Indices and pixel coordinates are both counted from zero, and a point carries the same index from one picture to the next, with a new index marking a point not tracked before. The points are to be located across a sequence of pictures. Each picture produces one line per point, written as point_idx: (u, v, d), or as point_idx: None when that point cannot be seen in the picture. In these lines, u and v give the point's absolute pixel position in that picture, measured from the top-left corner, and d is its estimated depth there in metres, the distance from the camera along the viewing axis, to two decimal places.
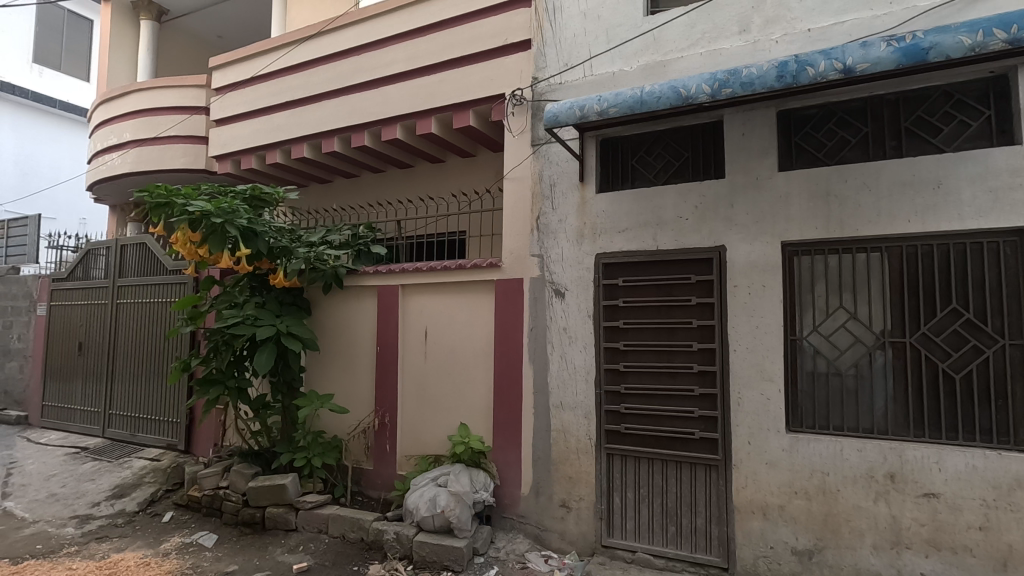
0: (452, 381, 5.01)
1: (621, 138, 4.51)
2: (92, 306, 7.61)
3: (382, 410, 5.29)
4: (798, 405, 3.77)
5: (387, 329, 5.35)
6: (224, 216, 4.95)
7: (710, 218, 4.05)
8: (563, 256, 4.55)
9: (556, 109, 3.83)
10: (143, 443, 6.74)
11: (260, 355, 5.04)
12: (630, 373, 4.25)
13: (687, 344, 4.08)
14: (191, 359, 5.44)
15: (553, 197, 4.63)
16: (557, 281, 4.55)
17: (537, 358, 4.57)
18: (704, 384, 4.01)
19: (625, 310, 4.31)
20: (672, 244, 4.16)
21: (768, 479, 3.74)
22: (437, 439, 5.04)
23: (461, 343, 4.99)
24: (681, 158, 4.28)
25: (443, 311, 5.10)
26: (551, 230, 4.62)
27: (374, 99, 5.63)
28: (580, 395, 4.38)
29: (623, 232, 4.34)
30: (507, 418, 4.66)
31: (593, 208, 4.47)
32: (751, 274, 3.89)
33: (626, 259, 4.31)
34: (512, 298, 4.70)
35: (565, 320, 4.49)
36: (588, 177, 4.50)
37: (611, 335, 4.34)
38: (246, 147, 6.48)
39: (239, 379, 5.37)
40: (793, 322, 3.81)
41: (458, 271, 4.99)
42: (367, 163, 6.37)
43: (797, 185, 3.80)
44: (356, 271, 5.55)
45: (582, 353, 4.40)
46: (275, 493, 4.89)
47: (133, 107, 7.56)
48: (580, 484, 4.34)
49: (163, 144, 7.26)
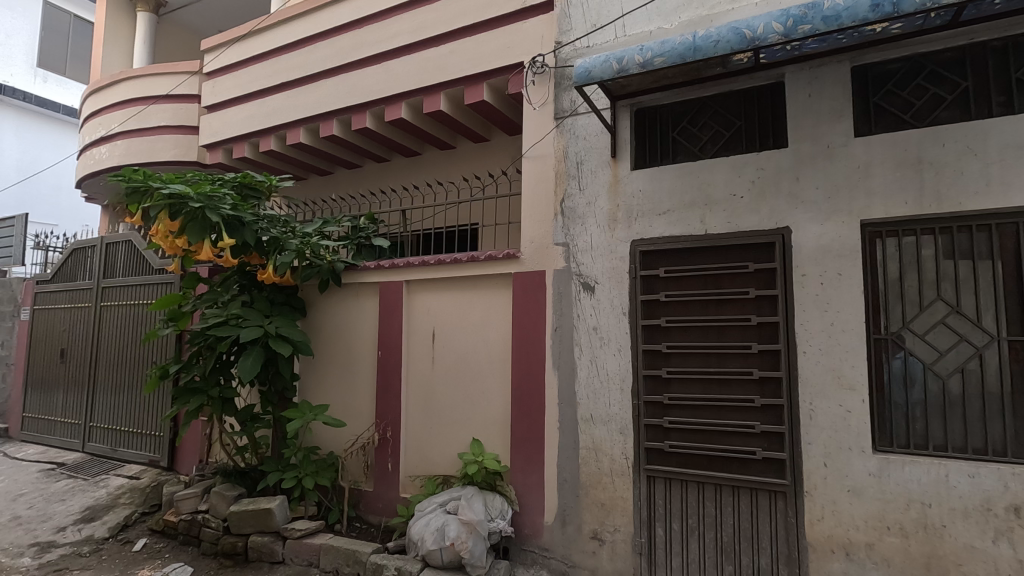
0: (462, 390, 4.37)
1: (659, 107, 3.89)
2: (75, 310, 7.07)
3: (383, 424, 4.65)
4: (885, 420, 3.09)
5: (389, 332, 4.72)
6: (206, 202, 4.36)
7: (770, 194, 3.40)
8: (593, 243, 3.91)
9: (588, 64, 3.23)
10: (124, 459, 6.15)
11: (244, 360, 4.41)
12: (675, 381, 3.59)
13: (742, 345, 3.41)
14: (170, 366, 4.84)
15: (581, 176, 4.01)
16: (586, 273, 3.91)
17: (562, 363, 3.92)
18: (765, 393, 3.33)
19: (666, 306, 3.67)
20: (724, 226, 3.51)
21: (851, 511, 3.06)
22: (446, 457, 4.39)
23: (473, 347, 4.35)
24: (732, 128, 3.65)
25: (453, 309, 4.47)
26: (577, 215, 3.99)
27: (376, 76, 5.07)
28: (614, 406, 3.73)
29: (664, 214, 3.70)
30: (528, 433, 4.00)
31: (626, 188, 3.85)
32: (824, 260, 3.23)
33: (667, 245, 3.67)
34: (532, 293, 4.07)
35: (596, 319, 3.85)
36: (620, 152, 3.89)
37: (650, 336, 3.69)
38: (238, 134, 5.93)
39: (223, 388, 4.76)
40: (877, 318, 3.13)
41: (469, 264, 4.36)
42: (370, 150, 5.79)
43: (880, 151, 3.14)
44: (356, 266, 4.96)
45: (616, 358, 3.76)
46: (260, 520, 4.24)
47: (122, 96, 7.06)
48: (615, 513, 3.67)
49: (153, 136, 6.75)
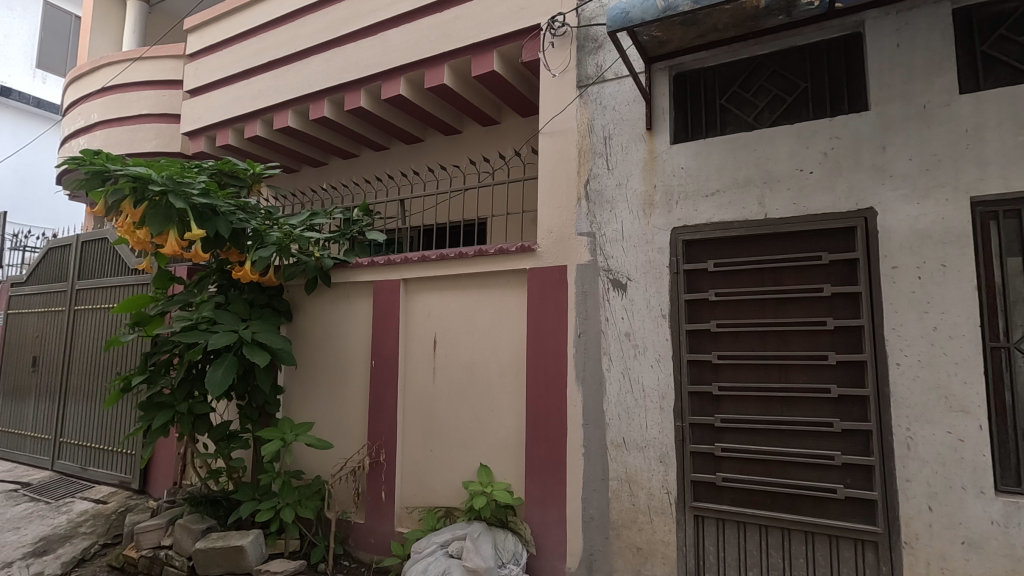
0: (469, 408, 3.72)
1: (704, 71, 3.26)
2: (47, 315, 6.50)
3: (376, 446, 4.01)
4: (1009, 452, 2.41)
5: (383, 339, 4.09)
6: (171, 186, 3.73)
7: (849, 168, 2.75)
8: (623, 232, 3.28)
9: (626, 3, 2.63)
10: (94, 479, 5.55)
11: (214, 370, 3.77)
12: (728, 399, 2.94)
13: (815, 356, 2.75)
14: (133, 377, 4.22)
15: (609, 153, 3.38)
16: (616, 268, 3.27)
17: (588, 377, 3.27)
18: (846, 416, 2.66)
19: (715, 308, 3.03)
20: (788, 210, 2.86)
21: (967, 571, 2.37)
22: (448, 486, 3.74)
23: (481, 357, 3.71)
24: (795, 91, 3.01)
25: (458, 312, 3.84)
26: (604, 199, 3.36)
27: (372, 48, 4.48)
28: (651, 429, 3.08)
29: (712, 196, 3.06)
30: (546, 460, 3.34)
31: (664, 165, 3.21)
32: (922, 248, 2.57)
33: (715, 234, 3.03)
34: (551, 292, 3.43)
35: (628, 323, 3.20)
36: (657, 124, 3.26)
37: (696, 344, 3.04)
38: (221, 119, 5.36)
39: (193, 403, 4.13)
40: (994, 322, 2.47)
41: (476, 259, 3.72)
42: (366, 135, 5.20)
43: (996, 110, 2.48)
44: (347, 263, 4.34)
45: (654, 370, 3.10)
46: (229, 560, 3.60)
47: (100, 83, 6.52)
48: (654, 560, 3.00)
49: (134, 126, 6.21)
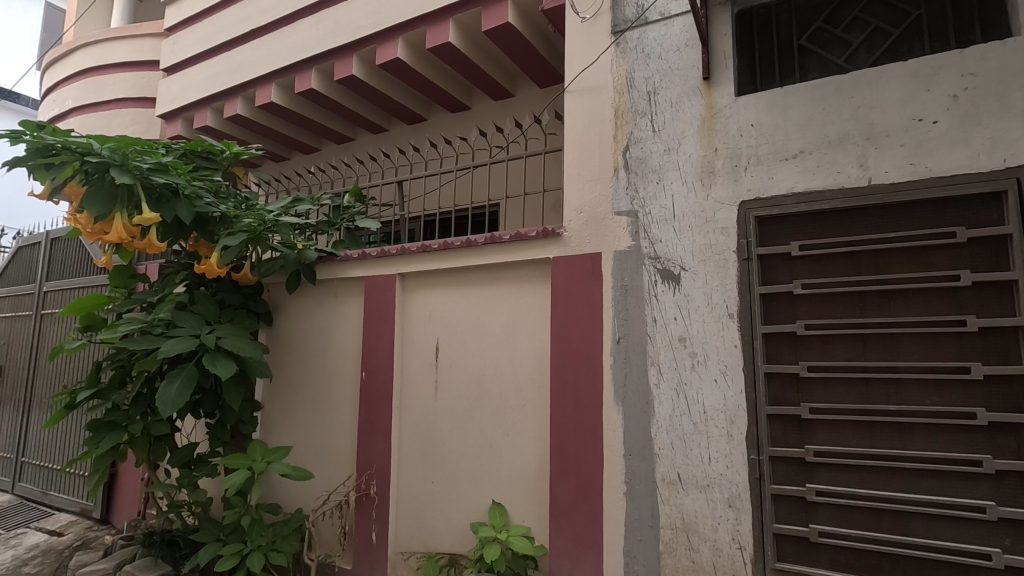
0: (478, 431, 3.02)
1: (777, 4, 2.56)
2: (14, 320, 5.90)
3: (366, 476, 3.30)
4: None
5: (376, 347, 3.41)
6: (117, 160, 3.06)
7: (992, 112, 2.03)
8: (675, 208, 2.58)
9: None
10: (54, 506, 4.90)
11: (168, 384, 3.09)
12: (822, 425, 2.23)
13: (946, 367, 2.05)
14: (81, 392, 3.57)
15: (655, 112, 2.69)
16: (666, 256, 2.57)
17: (630, 395, 2.56)
18: (996, 451, 1.95)
19: (799, 305, 2.32)
20: (903, 172, 2.15)
21: None
22: (452, 528, 3.04)
23: (493, 368, 3.02)
24: (904, 22, 2.31)
25: (465, 313, 3.15)
26: (648, 168, 2.67)
27: (365, 5, 3.84)
28: (716, 462, 2.36)
29: (794, 159, 2.36)
30: (577, 500, 2.63)
31: (727, 123, 2.51)
32: None
33: (800, 208, 2.32)
34: (583, 286, 2.73)
35: (682, 325, 2.50)
36: (717, 72, 2.56)
37: (775, 353, 2.33)
38: (199, 97, 4.74)
39: (149, 422, 3.48)
40: None
41: (488, 247, 3.03)
42: (361, 113, 4.55)
43: None
44: (335, 256, 3.66)
45: (718, 386, 2.39)
46: None
47: (73, 66, 5.93)
48: None
49: (109, 112, 5.62)
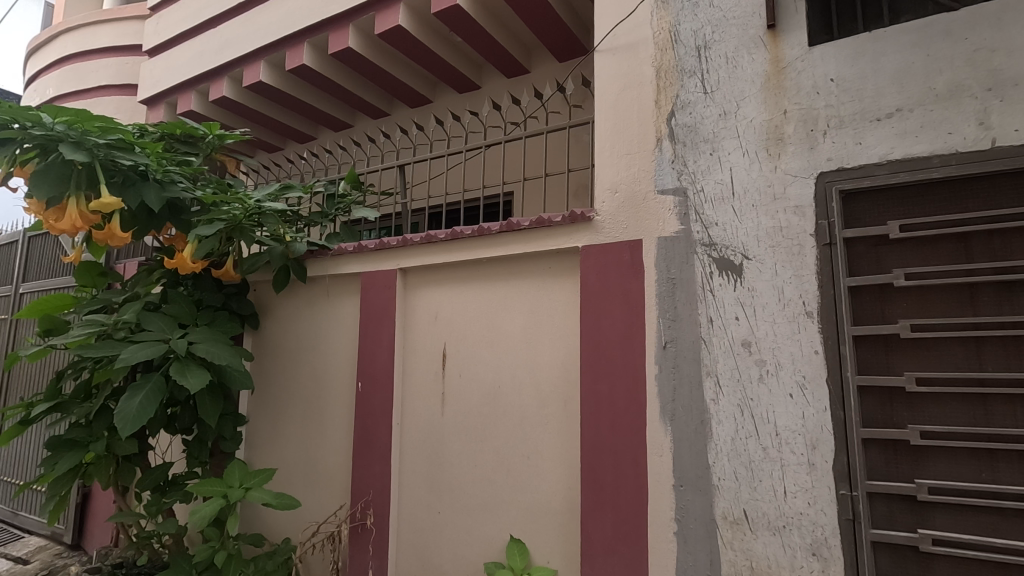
0: (492, 451, 2.56)
1: None
2: None
3: (362, 503, 2.84)
4: None
5: (373, 353, 2.96)
6: (75, 138, 2.62)
7: None
8: (733, 183, 2.12)
9: None
10: (24, 528, 4.46)
11: (129, 398, 2.64)
12: (934, 453, 1.75)
13: None
14: (38, 405, 3.10)
15: (706, 69, 2.23)
16: (724, 242, 2.10)
17: (681, 412, 2.09)
18: None
19: (899, 301, 1.84)
20: None
21: None
22: (463, 567, 2.57)
23: (510, 378, 2.56)
24: None
25: (476, 312, 2.70)
26: (697, 136, 2.21)
27: None
28: (795, 497, 1.88)
29: (888, 120, 1.89)
30: (615, 540, 2.16)
31: (799, 78, 2.05)
32: None
33: (899, 178, 1.85)
34: (620, 280, 2.27)
35: (747, 325, 2.03)
36: (784, 19, 2.11)
37: (869, 361, 1.86)
38: (184, 79, 4.33)
39: (115, 440, 3.00)
40: None
41: (504, 236, 2.57)
42: (360, 94, 4.12)
43: None
44: (327, 250, 3.21)
45: (795, 401, 1.92)
46: None
47: (54, 53, 5.56)
48: None
49: (91, 100, 5.23)
